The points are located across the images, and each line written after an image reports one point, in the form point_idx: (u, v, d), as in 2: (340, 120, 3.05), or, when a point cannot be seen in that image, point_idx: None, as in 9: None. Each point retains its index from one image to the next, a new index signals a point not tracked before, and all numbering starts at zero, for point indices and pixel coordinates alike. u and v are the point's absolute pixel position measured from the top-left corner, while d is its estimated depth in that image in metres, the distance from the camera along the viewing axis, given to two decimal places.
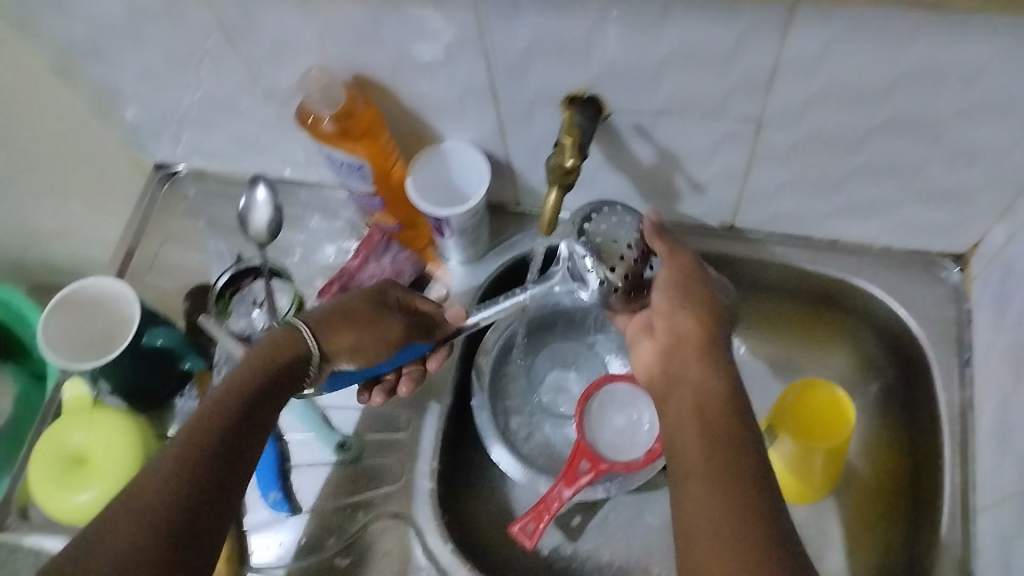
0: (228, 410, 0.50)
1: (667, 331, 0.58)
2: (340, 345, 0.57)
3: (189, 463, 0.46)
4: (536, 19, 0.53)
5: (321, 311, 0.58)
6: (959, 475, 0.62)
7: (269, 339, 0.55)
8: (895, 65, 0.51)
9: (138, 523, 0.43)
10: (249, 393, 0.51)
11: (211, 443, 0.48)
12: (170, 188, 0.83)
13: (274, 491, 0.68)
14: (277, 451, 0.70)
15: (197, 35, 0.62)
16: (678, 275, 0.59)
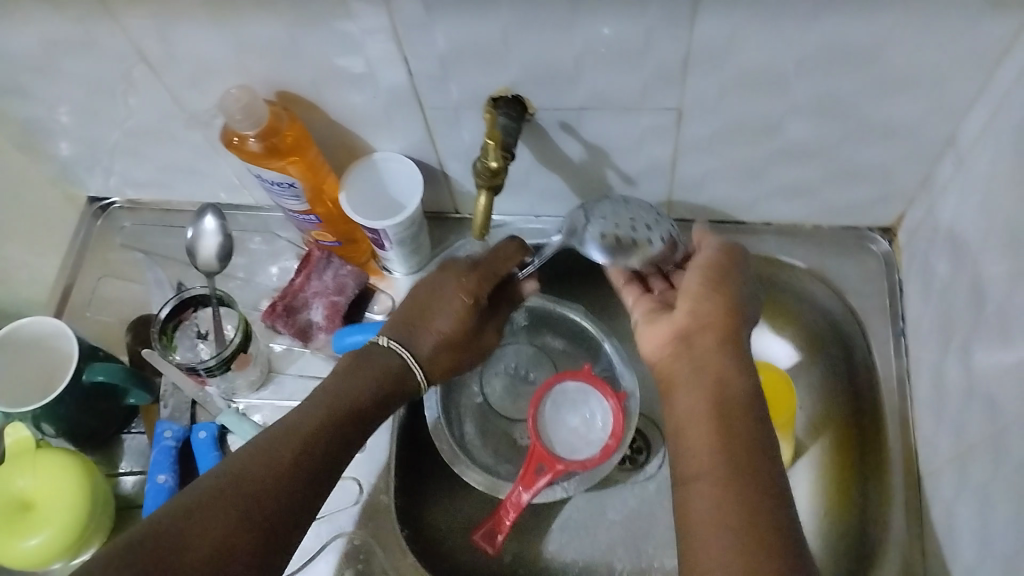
0: (339, 416, 0.57)
1: (690, 313, 0.56)
2: (444, 370, 0.64)
3: (296, 457, 0.53)
4: (450, 27, 0.54)
5: (426, 340, 0.63)
6: (902, 442, 0.64)
7: (374, 359, 0.61)
8: (803, 47, 0.52)
9: (244, 498, 0.49)
10: (356, 401, 0.58)
11: (319, 442, 0.54)
12: (105, 221, 0.82)
13: (163, 475, 0.66)
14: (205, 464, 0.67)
15: (115, 66, 0.62)
16: (721, 269, 0.58)
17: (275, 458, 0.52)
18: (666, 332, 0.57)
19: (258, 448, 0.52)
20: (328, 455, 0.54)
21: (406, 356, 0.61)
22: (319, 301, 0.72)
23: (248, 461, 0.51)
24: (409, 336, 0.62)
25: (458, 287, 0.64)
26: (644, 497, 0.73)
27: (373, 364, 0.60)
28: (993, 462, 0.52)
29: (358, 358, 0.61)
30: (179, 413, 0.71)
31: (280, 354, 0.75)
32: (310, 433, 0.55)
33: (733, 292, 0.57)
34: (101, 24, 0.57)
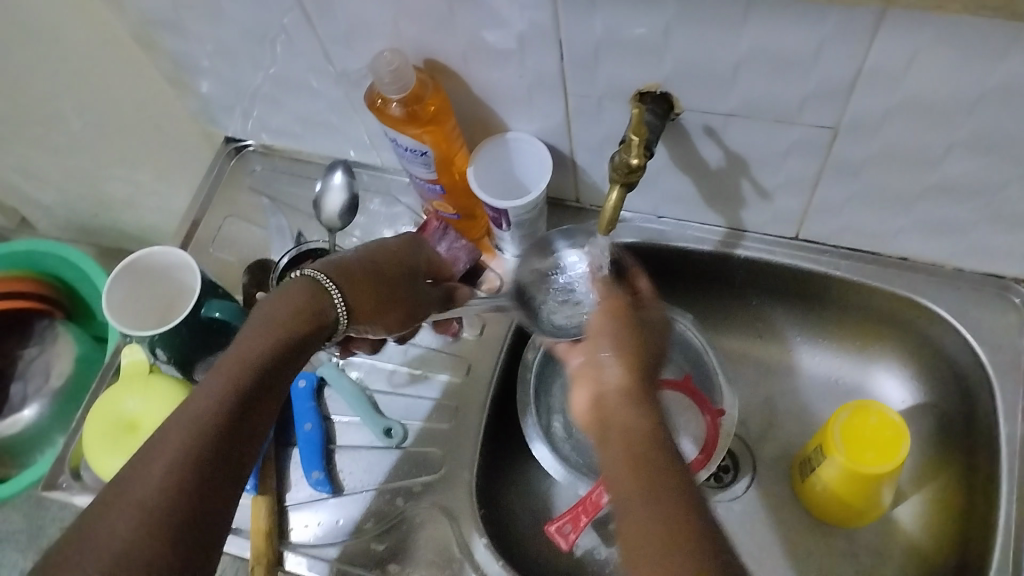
0: (246, 376, 0.51)
1: (601, 375, 0.55)
2: (365, 307, 0.59)
3: (195, 436, 0.46)
4: (611, 14, 0.52)
5: (357, 269, 0.59)
6: (1016, 511, 0.60)
7: (294, 296, 0.56)
8: (983, 81, 0.49)
9: (145, 497, 0.43)
10: (252, 365, 0.51)
11: (229, 403, 0.49)
12: (237, 162, 0.84)
13: (317, 470, 0.69)
14: (322, 432, 0.71)
15: (272, 14, 0.63)
16: (620, 311, 0.59)
17: (171, 448, 0.46)
18: (592, 398, 0.55)
19: (150, 450, 0.45)
20: (230, 429, 0.48)
21: (329, 286, 0.57)
22: None
23: (125, 491, 0.44)
24: (336, 270, 0.58)
25: (401, 245, 0.64)
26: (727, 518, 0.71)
27: (287, 299, 0.56)
28: None
29: (278, 301, 0.56)
30: None
31: None
32: (211, 410, 0.48)
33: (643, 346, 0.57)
34: None
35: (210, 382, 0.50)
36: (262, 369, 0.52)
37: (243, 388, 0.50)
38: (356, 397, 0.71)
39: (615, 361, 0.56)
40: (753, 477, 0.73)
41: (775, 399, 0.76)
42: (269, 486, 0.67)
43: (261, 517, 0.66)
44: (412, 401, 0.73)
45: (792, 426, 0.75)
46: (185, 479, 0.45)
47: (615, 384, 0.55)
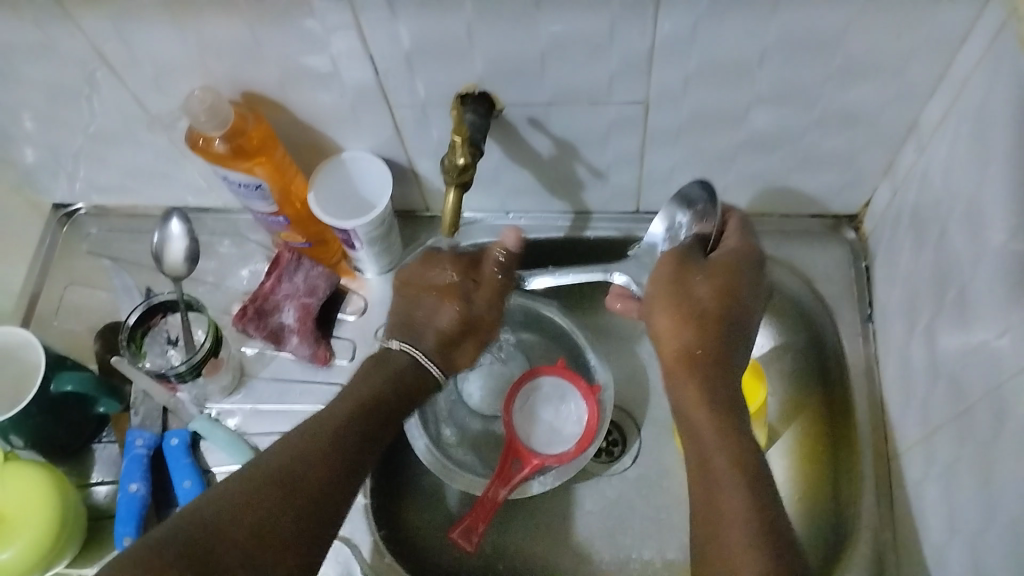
0: (360, 421, 0.58)
1: (691, 331, 0.59)
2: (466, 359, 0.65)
3: (297, 475, 0.53)
4: (414, 23, 0.53)
5: (433, 338, 0.63)
6: (872, 426, 0.65)
7: (405, 368, 0.62)
8: (763, 37, 0.53)
9: (247, 513, 0.50)
10: (400, 382, 0.62)
11: (337, 446, 0.56)
12: (70, 229, 0.81)
13: (188, 479, 0.66)
14: (188, 447, 0.68)
15: (76, 70, 0.61)
16: (709, 271, 0.61)
17: (309, 449, 0.55)
18: (670, 355, 0.59)
19: (281, 453, 0.54)
20: (351, 447, 0.56)
21: (417, 356, 0.62)
22: (291, 304, 0.72)
23: (263, 475, 0.52)
24: (416, 334, 0.63)
25: (455, 263, 0.64)
26: (622, 488, 0.74)
27: (376, 367, 0.62)
28: (957, 443, 0.53)
29: (388, 364, 0.62)
30: (150, 420, 0.69)
31: (253, 357, 0.74)
32: (321, 442, 0.55)
33: (733, 298, 0.59)
34: (58, 26, 0.56)
35: (318, 424, 0.57)
36: (386, 399, 0.60)
37: (348, 433, 0.57)
38: (229, 439, 0.68)
39: (683, 326, 0.59)
40: (640, 443, 0.76)
41: (648, 367, 0.80)
42: None
43: None
44: None
45: (667, 390, 0.78)
46: (312, 476, 0.53)
47: (679, 355, 0.59)
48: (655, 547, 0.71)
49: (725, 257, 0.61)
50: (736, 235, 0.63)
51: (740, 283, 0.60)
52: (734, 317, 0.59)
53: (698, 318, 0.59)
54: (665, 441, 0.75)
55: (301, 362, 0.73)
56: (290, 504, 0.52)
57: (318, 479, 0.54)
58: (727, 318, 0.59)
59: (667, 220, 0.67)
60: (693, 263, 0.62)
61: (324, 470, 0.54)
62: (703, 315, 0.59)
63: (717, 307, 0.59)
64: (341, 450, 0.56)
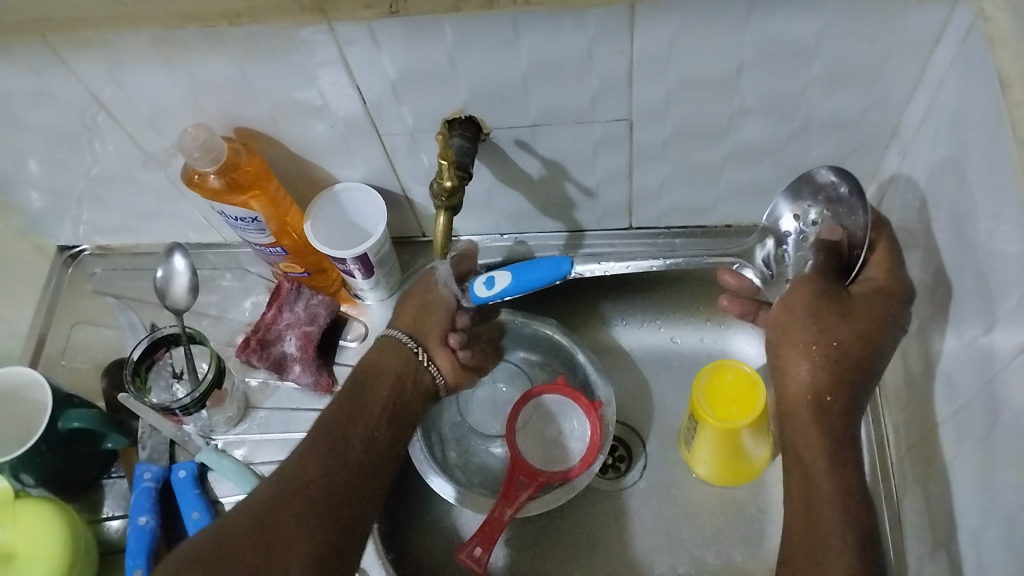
0: (340, 419, 0.60)
1: (829, 369, 0.55)
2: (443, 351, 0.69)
3: (294, 480, 0.56)
4: (398, 52, 0.55)
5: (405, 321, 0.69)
6: (874, 429, 0.65)
7: (381, 352, 0.66)
8: (740, 49, 0.54)
9: (245, 523, 0.53)
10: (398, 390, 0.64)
11: (319, 448, 0.58)
12: (76, 269, 0.82)
13: (197, 511, 0.67)
14: (196, 480, 0.69)
15: (74, 115, 0.63)
16: (844, 309, 0.56)
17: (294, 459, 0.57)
18: (800, 390, 0.55)
19: (290, 454, 0.58)
20: (337, 443, 0.58)
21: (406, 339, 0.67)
22: (292, 333, 0.73)
23: (256, 494, 0.55)
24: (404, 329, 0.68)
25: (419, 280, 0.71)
26: (629, 502, 0.74)
27: (377, 352, 0.66)
28: (954, 440, 0.53)
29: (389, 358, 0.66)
30: (158, 454, 0.71)
31: (257, 388, 0.75)
32: (305, 449, 0.58)
33: (874, 343, 0.55)
34: (55, 73, 0.58)
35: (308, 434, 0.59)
36: (385, 406, 0.62)
37: (335, 429, 0.59)
38: (237, 469, 0.69)
39: (817, 366, 0.55)
40: (646, 457, 0.76)
41: (651, 381, 0.80)
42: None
43: None
44: None
45: (670, 403, 0.78)
46: (308, 475, 0.56)
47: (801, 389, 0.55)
48: (666, 560, 0.71)
49: (869, 298, 0.56)
50: (882, 267, 0.58)
51: (881, 326, 0.55)
52: (871, 368, 0.55)
53: (838, 357, 0.55)
54: (671, 454, 0.76)
55: (303, 390, 0.74)
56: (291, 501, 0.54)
57: (317, 478, 0.56)
58: (863, 359, 0.55)
59: (799, 211, 0.64)
60: (835, 298, 0.56)
61: (312, 466, 0.57)
62: (849, 357, 0.55)
63: (862, 351, 0.55)
64: (351, 444, 0.59)
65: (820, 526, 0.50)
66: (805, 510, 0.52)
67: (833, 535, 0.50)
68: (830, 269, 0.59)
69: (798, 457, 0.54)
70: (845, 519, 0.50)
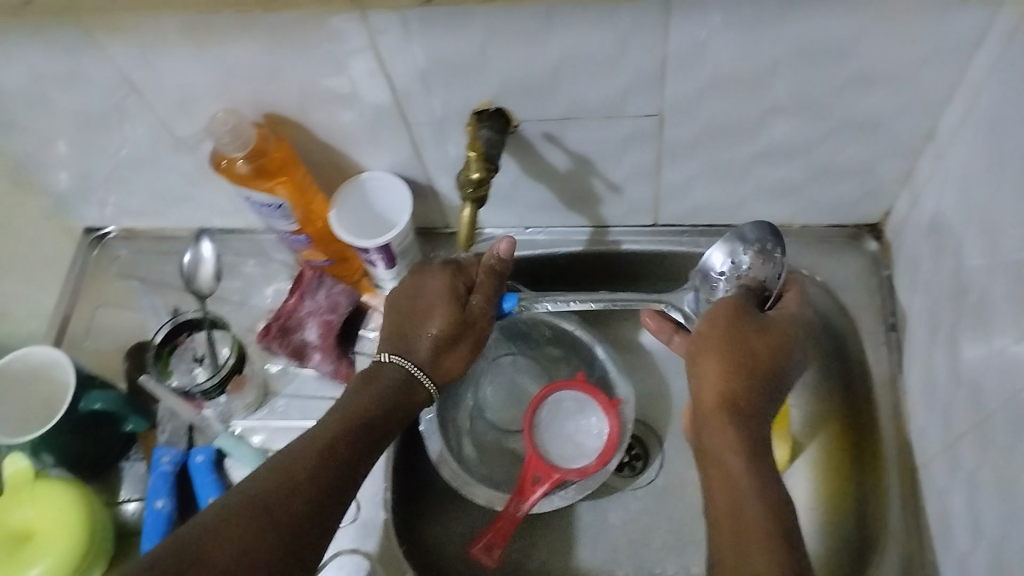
0: (345, 436, 0.57)
1: (745, 378, 0.57)
2: (443, 374, 0.64)
3: (286, 492, 0.52)
4: (429, 42, 0.55)
5: (423, 349, 0.63)
6: (897, 435, 0.64)
7: (384, 376, 0.62)
8: (775, 46, 0.53)
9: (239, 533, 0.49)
10: (360, 428, 0.58)
11: (322, 463, 0.54)
12: (101, 251, 0.83)
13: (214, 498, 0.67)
14: (214, 467, 0.69)
15: (105, 97, 0.63)
16: (758, 322, 0.60)
17: (292, 465, 0.54)
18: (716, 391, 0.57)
19: (287, 456, 0.54)
20: (337, 463, 0.55)
21: (410, 367, 0.62)
22: (313, 321, 0.73)
23: (246, 495, 0.52)
24: (404, 348, 0.64)
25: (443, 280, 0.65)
26: (645, 501, 0.73)
27: (373, 378, 0.62)
28: (979, 450, 0.52)
29: (369, 382, 0.62)
30: (176, 438, 0.71)
31: (277, 374, 0.75)
32: (308, 458, 0.54)
33: (785, 356, 0.59)
34: (87, 54, 0.58)
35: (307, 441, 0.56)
36: (341, 446, 0.56)
37: (334, 448, 0.56)
38: (254, 456, 0.69)
39: (732, 373, 0.57)
40: (663, 456, 0.75)
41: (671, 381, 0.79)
42: None
43: None
44: None
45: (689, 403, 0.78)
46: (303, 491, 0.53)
47: (716, 391, 0.57)
48: (680, 561, 0.70)
49: (783, 320, 0.61)
50: (795, 300, 0.63)
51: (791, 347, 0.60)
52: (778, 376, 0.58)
53: (752, 364, 0.58)
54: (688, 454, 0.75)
55: (324, 377, 0.74)
56: (285, 514, 0.51)
57: (309, 494, 0.53)
58: (763, 357, 0.58)
59: (729, 251, 0.67)
60: (749, 315, 0.61)
61: (309, 482, 0.53)
62: (741, 355, 0.58)
63: (753, 350, 0.58)
64: (346, 467, 0.56)
65: (742, 520, 0.50)
66: (729, 502, 0.51)
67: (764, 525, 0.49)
68: (750, 297, 0.64)
69: (720, 455, 0.54)
70: (770, 512, 0.50)
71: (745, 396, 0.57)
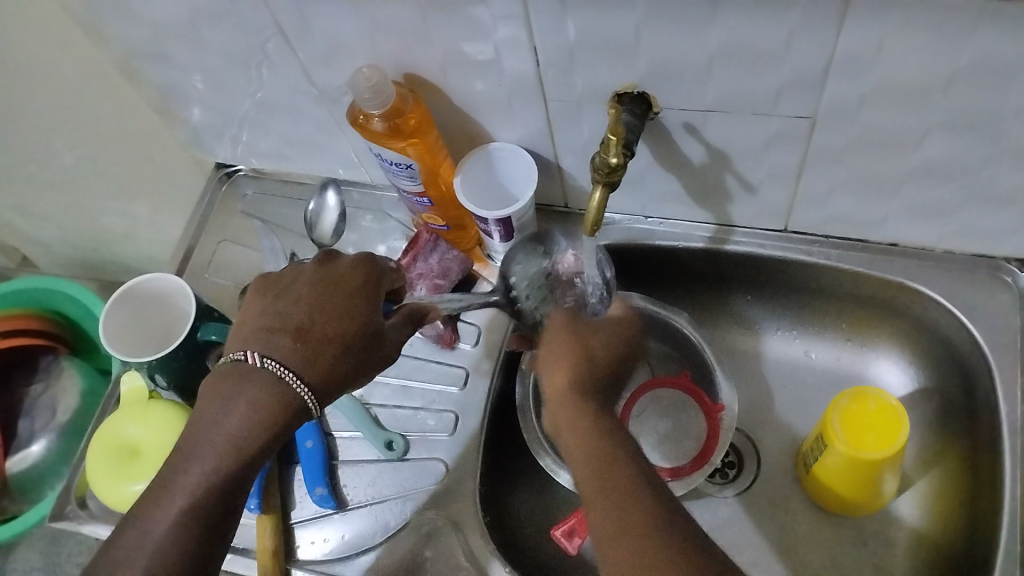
0: (238, 451, 0.52)
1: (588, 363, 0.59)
2: (324, 378, 0.53)
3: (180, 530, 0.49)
4: (584, 18, 0.53)
5: (318, 357, 0.53)
6: (1021, 488, 0.60)
7: (259, 383, 0.52)
8: (955, 59, 0.49)
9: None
10: (224, 481, 0.51)
11: (215, 490, 0.51)
12: (229, 187, 0.85)
13: (321, 487, 0.68)
14: (324, 448, 0.70)
15: (252, 39, 0.64)
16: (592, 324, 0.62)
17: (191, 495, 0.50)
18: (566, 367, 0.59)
19: (189, 483, 0.50)
20: (229, 486, 0.51)
21: (289, 377, 0.52)
22: (422, 284, 0.73)
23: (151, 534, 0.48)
24: (284, 348, 0.53)
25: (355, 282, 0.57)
26: (735, 512, 0.72)
27: (248, 381, 0.52)
28: None
29: (235, 404, 0.52)
30: None
31: None
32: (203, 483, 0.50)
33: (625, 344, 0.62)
34: None
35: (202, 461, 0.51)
36: (227, 473, 0.51)
37: (228, 466, 0.51)
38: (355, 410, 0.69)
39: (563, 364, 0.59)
40: (757, 471, 0.73)
41: (775, 393, 0.76)
42: (273, 504, 0.68)
43: (266, 537, 0.67)
44: (413, 414, 0.73)
45: (793, 419, 0.75)
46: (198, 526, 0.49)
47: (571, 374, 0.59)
48: None
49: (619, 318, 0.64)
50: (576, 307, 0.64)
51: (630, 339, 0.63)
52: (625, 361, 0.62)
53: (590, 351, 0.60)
54: (786, 471, 0.73)
55: (425, 339, 0.75)
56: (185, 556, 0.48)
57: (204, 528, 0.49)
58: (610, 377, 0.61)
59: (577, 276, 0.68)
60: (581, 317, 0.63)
61: (204, 515, 0.50)
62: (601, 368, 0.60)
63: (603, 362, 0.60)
64: (240, 481, 0.52)
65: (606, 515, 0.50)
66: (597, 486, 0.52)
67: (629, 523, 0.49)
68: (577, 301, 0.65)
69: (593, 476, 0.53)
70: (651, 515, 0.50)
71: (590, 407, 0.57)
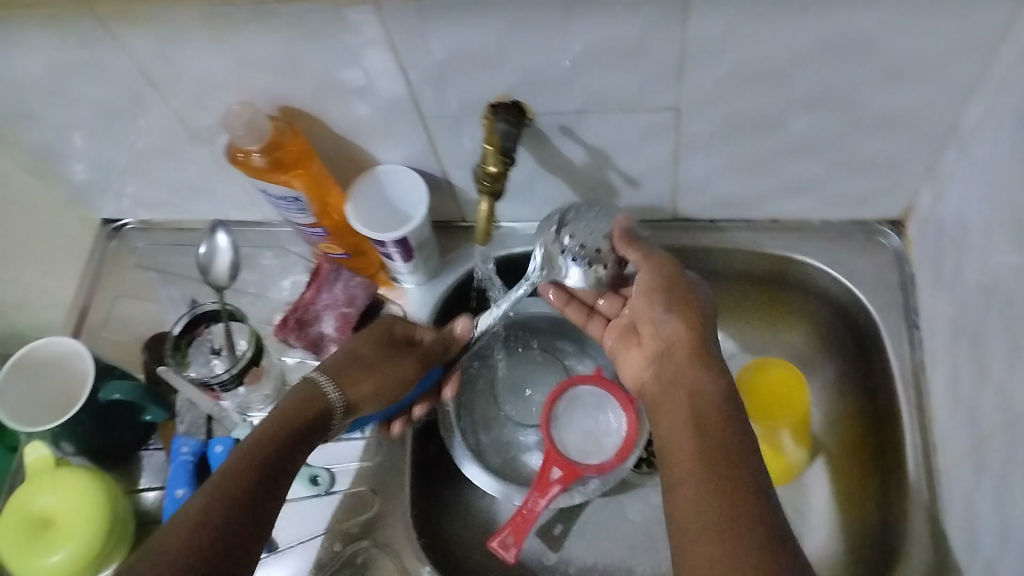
0: (292, 425, 0.58)
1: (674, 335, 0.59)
2: (361, 391, 0.63)
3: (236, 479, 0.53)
4: (446, 34, 0.54)
5: (358, 373, 0.64)
6: (919, 434, 0.63)
7: (306, 387, 0.62)
8: (796, 38, 0.52)
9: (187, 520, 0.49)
10: (280, 442, 0.56)
11: (268, 450, 0.55)
12: (118, 242, 0.84)
13: None
14: None
15: (123, 89, 0.63)
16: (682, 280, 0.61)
17: (241, 454, 0.55)
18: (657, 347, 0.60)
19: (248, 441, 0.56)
20: (278, 457, 0.56)
21: (331, 389, 0.62)
22: (330, 314, 0.72)
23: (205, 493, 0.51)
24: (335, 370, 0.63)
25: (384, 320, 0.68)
26: None
27: (299, 389, 0.61)
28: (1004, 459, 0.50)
29: (293, 397, 0.61)
30: (195, 428, 0.71)
31: (294, 367, 0.76)
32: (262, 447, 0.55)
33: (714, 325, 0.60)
34: (105, 47, 0.59)
35: (257, 432, 0.57)
36: (281, 441, 0.57)
37: (278, 437, 0.57)
38: None
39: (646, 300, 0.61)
40: None
41: None
42: None
43: None
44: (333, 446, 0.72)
45: None
46: (244, 475, 0.53)
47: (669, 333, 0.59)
48: None
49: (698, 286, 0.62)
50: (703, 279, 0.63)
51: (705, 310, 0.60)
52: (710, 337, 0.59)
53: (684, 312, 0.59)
54: None
55: None
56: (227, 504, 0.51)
57: (256, 482, 0.53)
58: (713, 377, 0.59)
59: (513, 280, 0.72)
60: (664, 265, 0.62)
61: (258, 469, 0.54)
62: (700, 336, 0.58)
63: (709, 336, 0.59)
64: (289, 459, 0.57)
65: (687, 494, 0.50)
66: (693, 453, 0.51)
67: (722, 485, 0.49)
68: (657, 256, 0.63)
69: (708, 480, 0.49)
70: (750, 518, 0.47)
71: (703, 367, 0.56)
